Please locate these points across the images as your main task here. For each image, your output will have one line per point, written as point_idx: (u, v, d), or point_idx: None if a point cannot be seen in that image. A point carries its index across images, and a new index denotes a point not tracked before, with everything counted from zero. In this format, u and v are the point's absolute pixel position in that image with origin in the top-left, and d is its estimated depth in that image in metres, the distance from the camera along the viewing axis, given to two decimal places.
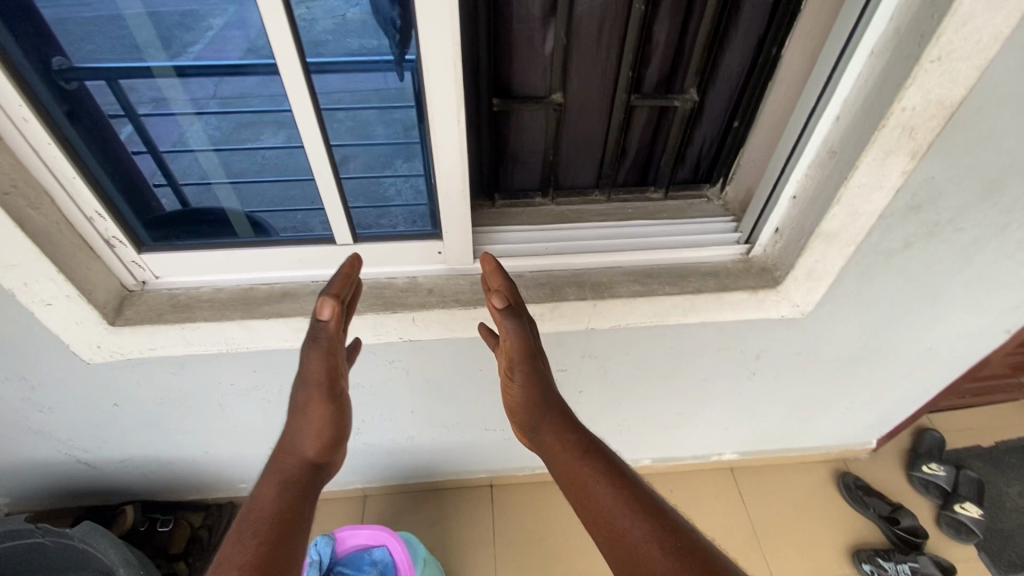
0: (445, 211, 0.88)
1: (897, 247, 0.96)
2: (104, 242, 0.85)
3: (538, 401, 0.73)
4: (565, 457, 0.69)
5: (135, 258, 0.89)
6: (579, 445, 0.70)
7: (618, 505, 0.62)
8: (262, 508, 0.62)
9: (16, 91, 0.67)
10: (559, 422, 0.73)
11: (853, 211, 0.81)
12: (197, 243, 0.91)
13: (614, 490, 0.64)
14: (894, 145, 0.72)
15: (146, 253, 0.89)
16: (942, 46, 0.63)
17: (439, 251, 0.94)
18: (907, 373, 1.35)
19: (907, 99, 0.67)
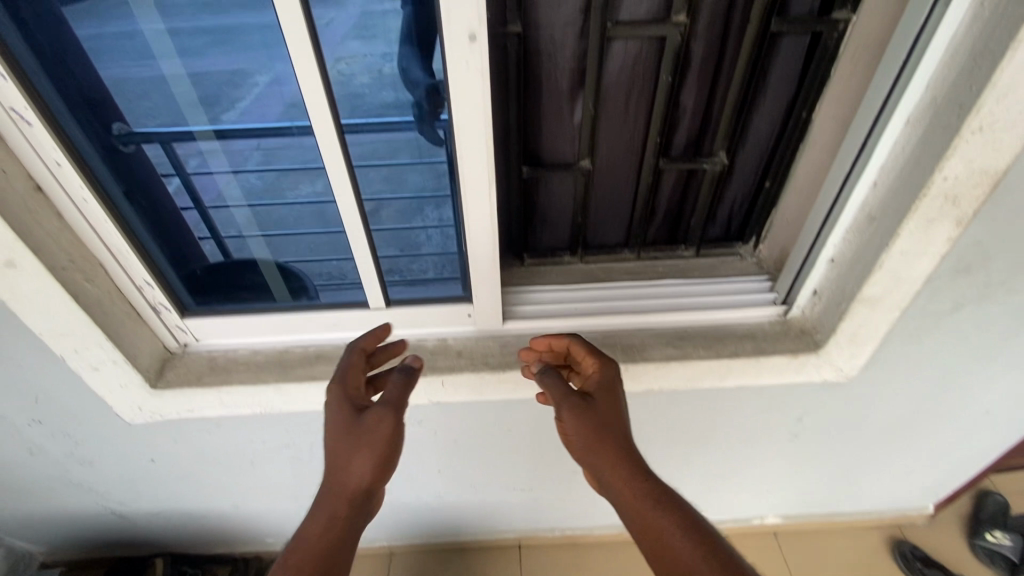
0: (476, 275, 0.88)
1: (945, 308, 0.91)
2: (150, 307, 0.89)
3: (604, 439, 0.68)
4: (638, 507, 0.63)
5: (178, 322, 0.92)
6: (651, 490, 0.63)
7: (697, 567, 0.57)
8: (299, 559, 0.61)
9: (80, 175, 0.73)
10: (630, 463, 0.66)
11: (897, 276, 0.79)
12: (237, 307, 0.94)
13: (694, 553, 0.58)
14: (937, 212, 0.70)
15: (189, 318, 0.92)
16: (983, 117, 0.61)
17: (468, 312, 0.94)
18: (964, 435, 1.26)
19: (949, 168, 0.65)
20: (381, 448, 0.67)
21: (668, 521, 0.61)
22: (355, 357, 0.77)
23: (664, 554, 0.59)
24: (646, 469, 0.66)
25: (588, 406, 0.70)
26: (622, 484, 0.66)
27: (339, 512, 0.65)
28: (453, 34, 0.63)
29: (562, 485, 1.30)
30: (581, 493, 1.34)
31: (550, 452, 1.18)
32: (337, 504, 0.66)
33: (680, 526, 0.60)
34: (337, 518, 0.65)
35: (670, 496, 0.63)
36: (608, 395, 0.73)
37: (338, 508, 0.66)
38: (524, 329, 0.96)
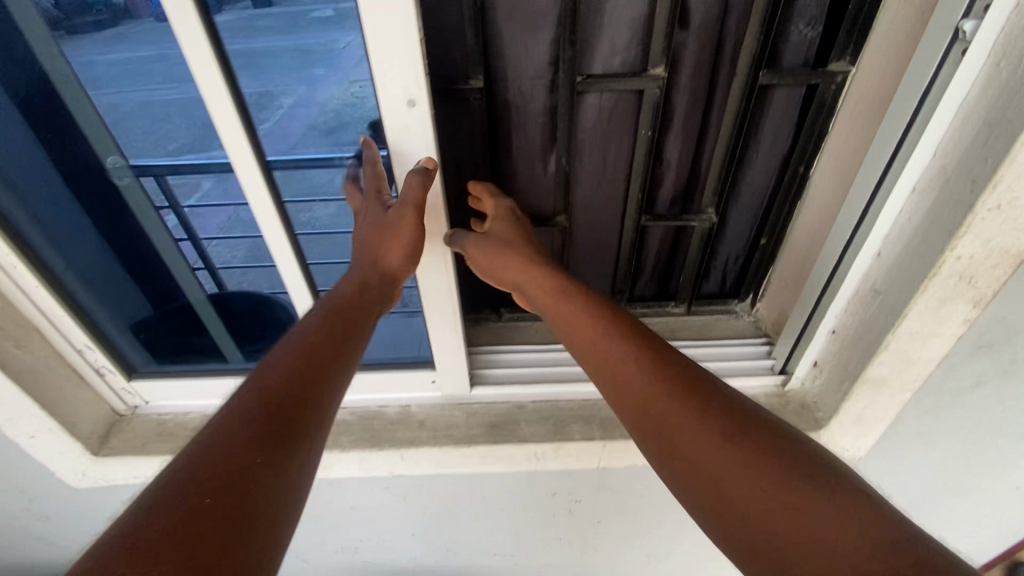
0: (435, 341, 0.82)
1: (966, 385, 0.81)
2: (94, 369, 0.84)
3: (586, 323, 0.62)
4: (641, 370, 0.55)
5: (124, 385, 0.87)
6: (641, 353, 0.57)
7: (723, 453, 0.48)
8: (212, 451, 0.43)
9: (4, 247, 0.68)
10: (625, 333, 0.59)
11: (905, 357, 0.69)
12: (192, 368, 0.90)
13: (730, 426, 0.50)
14: (950, 293, 0.61)
15: (136, 381, 0.87)
16: (1002, 194, 0.52)
17: (432, 378, 0.87)
18: (993, 511, 1.14)
19: (962, 247, 0.57)
20: (406, 241, 0.67)
21: (671, 358, 0.57)
22: (369, 190, 0.69)
23: (688, 389, 0.53)
24: (661, 350, 0.57)
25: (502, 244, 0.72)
26: (616, 359, 0.57)
27: (296, 393, 0.50)
28: (389, 97, 0.59)
29: (547, 553, 1.21)
30: (568, 560, 1.24)
31: (530, 520, 1.10)
32: (275, 388, 0.50)
33: (697, 404, 0.52)
34: (273, 417, 0.47)
35: (696, 377, 0.55)
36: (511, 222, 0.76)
37: (274, 391, 0.50)
38: (493, 398, 0.89)
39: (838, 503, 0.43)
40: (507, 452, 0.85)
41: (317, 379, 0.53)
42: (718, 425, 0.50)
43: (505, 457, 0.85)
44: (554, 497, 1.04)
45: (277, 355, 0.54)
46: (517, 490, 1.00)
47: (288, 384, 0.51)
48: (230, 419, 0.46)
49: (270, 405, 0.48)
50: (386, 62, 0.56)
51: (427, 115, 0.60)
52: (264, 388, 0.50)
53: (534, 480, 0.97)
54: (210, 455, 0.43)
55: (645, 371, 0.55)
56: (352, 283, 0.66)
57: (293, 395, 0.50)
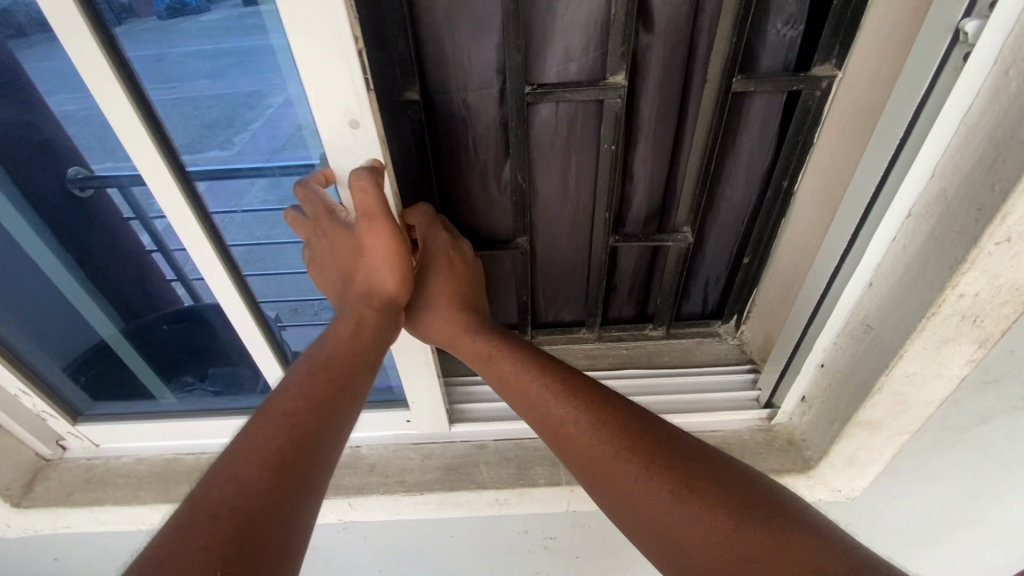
0: (409, 380, 0.76)
1: (971, 421, 0.73)
2: (37, 414, 0.79)
3: (518, 376, 0.59)
4: (581, 427, 0.52)
5: (70, 430, 0.82)
6: (582, 402, 0.54)
7: (666, 506, 0.45)
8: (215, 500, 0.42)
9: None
10: (556, 385, 0.56)
11: (902, 400, 0.61)
12: (144, 408, 0.85)
13: (675, 467, 0.47)
14: (952, 333, 0.53)
15: (80, 425, 0.82)
16: (1011, 225, 0.44)
17: (406, 418, 0.80)
18: (1003, 542, 1.05)
19: (965, 283, 0.49)
20: (378, 259, 0.60)
21: (604, 399, 0.54)
22: (317, 214, 0.61)
23: (629, 439, 0.50)
24: (595, 393, 0.55)
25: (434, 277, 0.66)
26: (558, 412, 0.55)
27: (284, 458, 0.46)
28: (328, 122, 0.54)
29: None
30: None
31: (505, 561, 1.03)
32: (262, 456, 0.45)
33: (639, 451, 0.49)
34: (259, 492, 0.43)
35: (635, 415, 0.52)
36: (442, 240, 0.67)
37: (260, 459, 0.45)
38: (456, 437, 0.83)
39: (802, 534, 0.40)
40: (465, 499, 0.77)
41: (308, 439, 0.48)
42: (660, 466, 0.47)
43: (463, 504, 0.78)
44: (526, 535, 0.96)
45: (262, 415, 0.49)
46: (486, 533, 0.93)
47: (272, 449, 0.46)
48: (212, 499, 0.42)
49: (254, 475, 0.44)
50: (317, 79, 0.51)
51: (373, 135, 0.54)
52: (249, 457, 0.45)
53: (501, 520, 0.90)
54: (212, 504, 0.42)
55: (587, 422, 0.52)
56: (342, 313, 0.61)
57: (283, 463, 0.46)
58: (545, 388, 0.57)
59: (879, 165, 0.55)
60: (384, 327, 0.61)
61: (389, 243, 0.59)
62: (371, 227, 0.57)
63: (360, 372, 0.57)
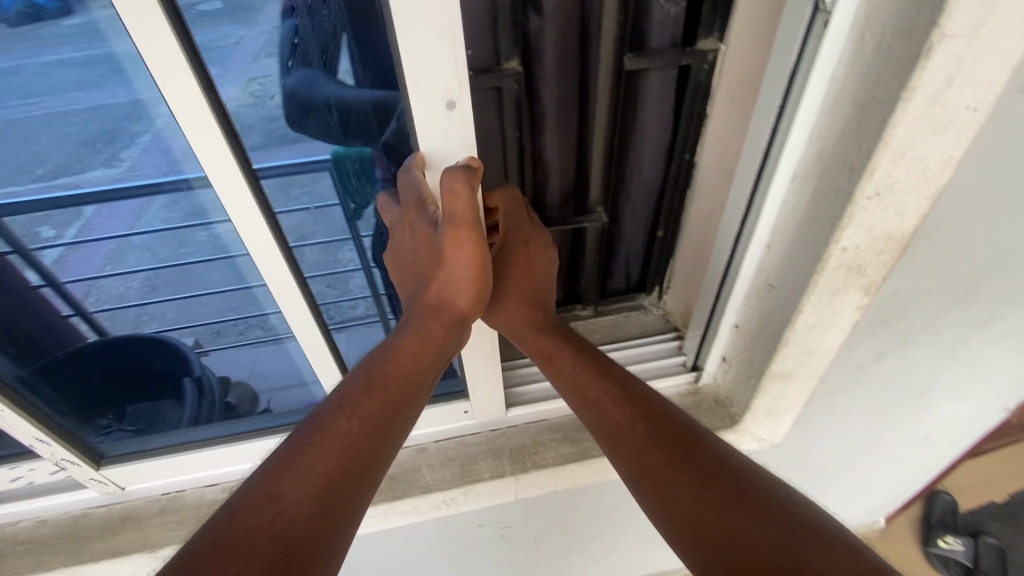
0: (467, 369, 0.74)
1: (869, 359, 0.79)
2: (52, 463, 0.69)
3: (588, 382, 0.62)
4: (643, 435, 0.56)
5: (92, 477, 0.73)
6: (644, 411, 0.58)
7: (713, 506, 0.48)
8: (281, 494, 0.44)
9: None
10: (619, 394, 0.60)
11: (807, 350, 0.66)
12: (180, 436, 0.79)
13: (724, 483, 0.49)
14: (841, 284, 0.57)
15: (108, 468, 0.74)
16: (879, 180, 0.48)
17: (465, 409, 0.79)
18: (908, 460, 1.16)
19: (847, 238, 0.52)
20: (464, 257, 0.61)
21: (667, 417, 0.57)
22: (407, 202, 0.60)
23: (686, 448, 0.53)
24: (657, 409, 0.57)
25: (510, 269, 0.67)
26: (618, 416, 0.58)
27: (339, 479, 0.47)
28: (425, 102, 0.50)
29: None
30: None
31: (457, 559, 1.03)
32: (318, 475, 0.46)
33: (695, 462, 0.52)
34: (313, 509, 0.44)
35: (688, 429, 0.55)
36: (524, 227, 0.68)
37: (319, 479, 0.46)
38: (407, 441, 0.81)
39: (832, 552, 0.43)
40: (410, 505, 0.76)
41: (366, 458, 0.49)
42: (713, 478, 0.50)
43: (409, 511, 0.76)
44: (481, 529, 0.96)
45: (322, 428, 0.50)
46: (436, 535, 0.92)
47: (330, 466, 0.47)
48: (267, 509, 0.43)
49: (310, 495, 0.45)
50: (417, 58, 0.47)
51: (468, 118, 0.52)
52: (306, 472, 0.46)
53: (452, 519, 0.89)
54: (279, 498, 0.44)
55: (646, 429, 0.56)
56: (415, 313, 0.63)
57: (337, 481, 0.47)
58: (609, 395, 0.60)
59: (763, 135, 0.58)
60: (451, 335, 0.62)
61: (473, 249, 0.60)
62: (463, 229, 0.58)
63: (420, 390, 0.57)
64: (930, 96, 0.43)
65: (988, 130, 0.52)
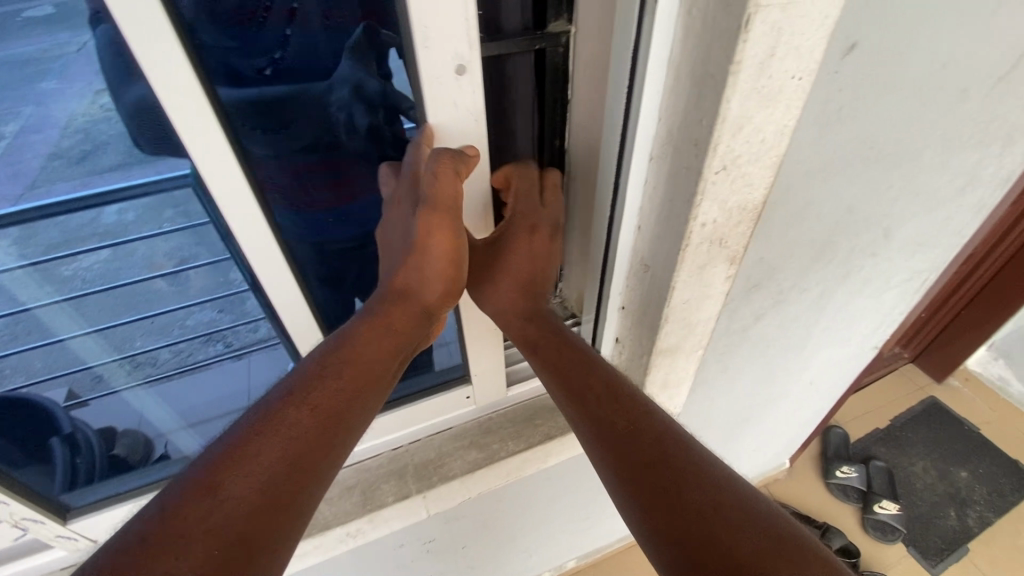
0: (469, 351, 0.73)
1: (750, 321, 0.83)
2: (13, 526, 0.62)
3: (563, 363, 0.60)
4: (622, 422, 0.52)
5: (57, 534, 0.67)
6: (625, 399, 0.54)
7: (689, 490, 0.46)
8: (231, 493, 0.41)
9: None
10: (600, 385, 0.57)
11: (687, 324, 0.67)
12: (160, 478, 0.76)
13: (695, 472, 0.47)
14: (707, 258, 0.59)
15: (75, 522, 0.69)
16: (723, 155, 0.49)
17: (467, 394, 0.78)
18: (801, 406, 1.26)
19: (703, 213, 0.53)
20: (444, 250, 0.57)
21: (622, 395, 0.55)
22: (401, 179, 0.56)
23: (664, 438, 0.50)
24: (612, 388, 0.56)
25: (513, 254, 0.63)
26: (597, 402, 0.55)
27: (266, 505, 0.41)
28: (434, 68, 0.47)
29: None
30: None
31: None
32: (238, 501, 0.40)
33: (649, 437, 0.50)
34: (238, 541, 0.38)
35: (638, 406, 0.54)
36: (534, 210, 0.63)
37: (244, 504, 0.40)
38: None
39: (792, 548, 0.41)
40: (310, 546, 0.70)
41: (299, 477, 0.44)
42: (660, 453, 0.49)
43: (310, 551, 0.70)
44: (401, 549, 0.91)
45: (271, 421, 0.46)
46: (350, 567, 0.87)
47: (256, 489, 0.41)
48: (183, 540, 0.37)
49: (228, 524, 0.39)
50: (428, 20, 0.44)
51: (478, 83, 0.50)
52: (230, 495, 0.40)
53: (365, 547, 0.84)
54: (227, 498, 0.40)
55: (625, 416, 0.53)
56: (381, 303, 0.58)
57: (262, 506, 0.41)
58: (590, 384, 0.57)
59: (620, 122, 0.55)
60: (414, 328, 0.59)
61: (453, 236, 0.56)
62: (444, 216, 0.54)
63: (372, 391, 0.53)
64: (754, 70, 0.43)
65: (817, 96, 0.54)
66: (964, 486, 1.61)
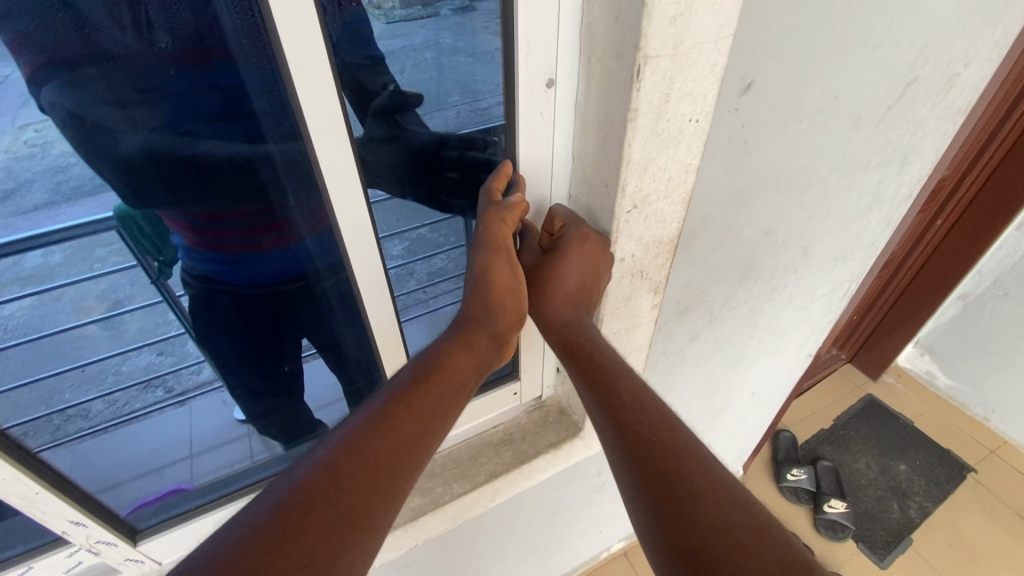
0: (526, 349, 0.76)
1: (685, 342, 0.85)
2: (86, 548, 0.62)
3: (633, 386, 0.54)
4: (681, 445, 0.49)
5: (127, 557, 0.66)
6: (685, 431, 0.50)
7: (727, 518, 0.43)
8: (311, 487, 0.41)
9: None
10: (664, 409, 0.52)
11: (621, 352, 0.68)
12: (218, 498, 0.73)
13: (742, 511, 0.44)
14: (631, 290, 0.60)
15: (144, 544, 0.67)
16: (633, 194, 0.50)
17: (515, 391, 0.81)
18: (746, 415, 1.29)
19: (622, 248, 0.54)
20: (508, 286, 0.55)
21: (646, 414, 0.51)
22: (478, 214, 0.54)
23: (717, 476, 0.46)
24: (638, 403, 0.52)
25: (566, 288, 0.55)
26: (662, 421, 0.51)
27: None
28: (529, 82, 0.48)
29: None
30: None
31: None
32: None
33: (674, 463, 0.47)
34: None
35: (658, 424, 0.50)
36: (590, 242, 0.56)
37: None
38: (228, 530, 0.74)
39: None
40: None
41: (378, 488, 0.43)
42: (704, 487, 0.45)
43: None
44: None
45: (364, 426, 0.46)
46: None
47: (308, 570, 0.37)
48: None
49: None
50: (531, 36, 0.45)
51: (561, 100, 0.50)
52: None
53: None
54: (308, 493, 0.41)
55: (685, 446, 0.48)
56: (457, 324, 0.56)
57: (318, 541, 0.39)
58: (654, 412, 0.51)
59: (548, 189, 0.58)
60: (484, 355, 0.57)
61: (513, 275, 0.54)
62: (500, 256, 0.53)
63: (425, 432, 0.48)
64: (652, 114, 0.45)
65: (720, 131, 0.57)
66: (904, 479, 1.69)
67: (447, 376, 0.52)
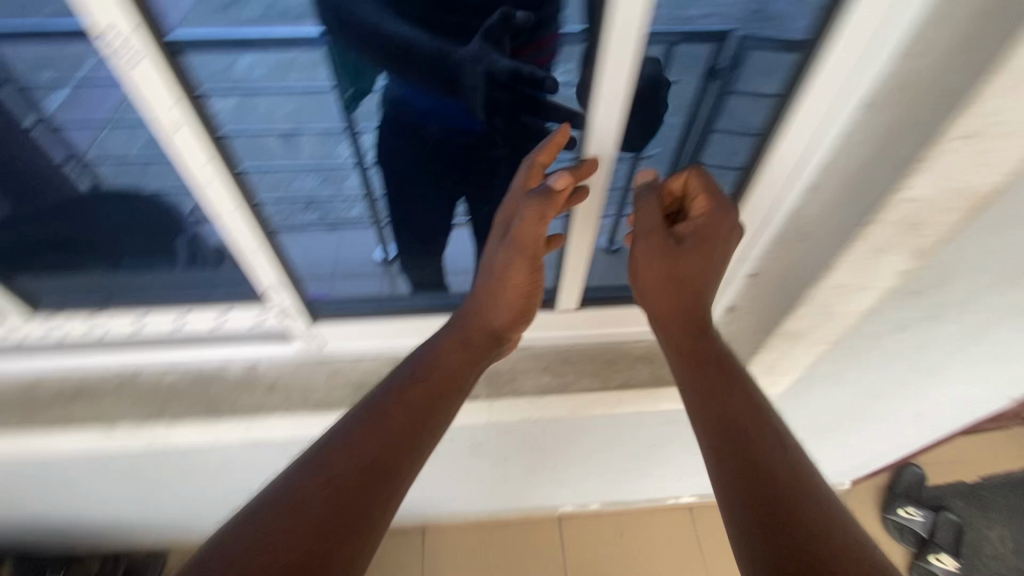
0: None
1: (889, 329, 0.72)
2: (276, 309, 0.72)
3: (679, 347, 0.57)
4: (723, 390, 0.51)
5: (303, 330, 0.75)
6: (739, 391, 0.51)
7: (765, 457, 0.45)
8: (340, 463, 0.48)
9: (167, 78, 0.45)
10: (708, 364, 0.54)
11: (827, 312, 0.59)
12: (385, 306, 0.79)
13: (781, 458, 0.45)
14: (889, 243, 0.49)
15: (319, 325, 0.76)
16: (976, 118, 0.39)
17: None
18: (895, 434, 1.14)
19: (915, 186, 0.44)
20: (521, 288, 0.63)
21: (766, 459, 0.45)
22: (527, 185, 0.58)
23: (761, 420, 0.49)
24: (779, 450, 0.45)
25: (671, 243, 0.56)
26: (709, 370, 0.53)
27: (320, 520, 0.44)
28: None
29: (448, 488, 1.21)
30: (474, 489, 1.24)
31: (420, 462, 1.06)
32: (269, 521, 0.44)
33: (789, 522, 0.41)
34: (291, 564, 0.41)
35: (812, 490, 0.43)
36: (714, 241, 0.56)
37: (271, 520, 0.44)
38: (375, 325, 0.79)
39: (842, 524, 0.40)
40: None
41: (392, 456, 0.50)
42: (746, 429, 0.48)
43: None
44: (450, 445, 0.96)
45: (373, 409, 0.53)
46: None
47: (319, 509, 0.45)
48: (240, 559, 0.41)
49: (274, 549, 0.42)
50: None
51: None
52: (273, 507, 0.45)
53: None
54: (337, 467, 0.48)
55: (738, 396, 0.50)
56: (464, 321, 0.64)
57: (345, 515, 0.45)
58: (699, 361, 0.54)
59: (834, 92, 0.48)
60: (484, 348, 0.64)
61: (529, 271, 0.61)
62: (535, 219, 0.56)
63: (437, 409, 0.56)
64: None
65: None
66: None
67: (460, 354, 0.62)
